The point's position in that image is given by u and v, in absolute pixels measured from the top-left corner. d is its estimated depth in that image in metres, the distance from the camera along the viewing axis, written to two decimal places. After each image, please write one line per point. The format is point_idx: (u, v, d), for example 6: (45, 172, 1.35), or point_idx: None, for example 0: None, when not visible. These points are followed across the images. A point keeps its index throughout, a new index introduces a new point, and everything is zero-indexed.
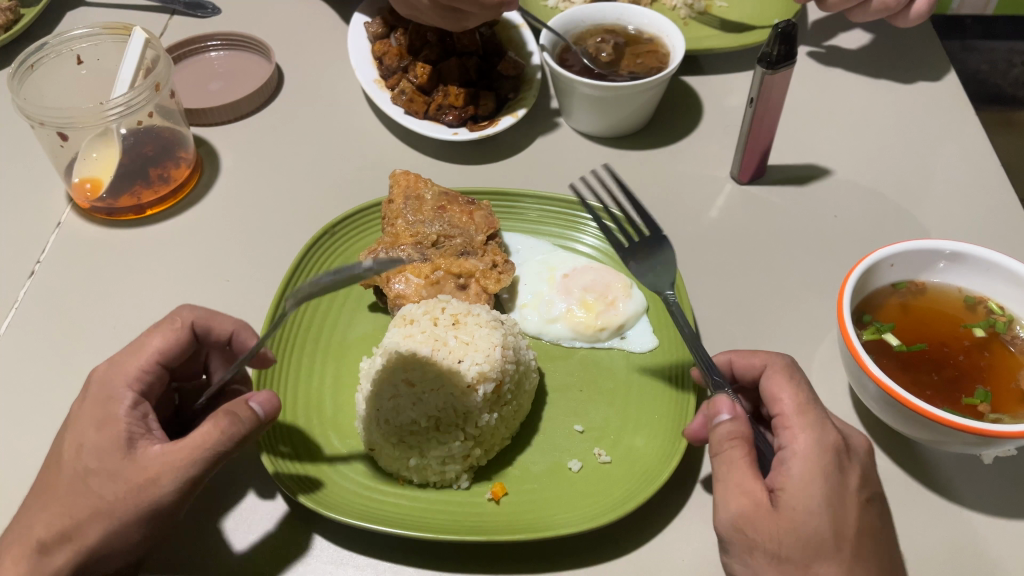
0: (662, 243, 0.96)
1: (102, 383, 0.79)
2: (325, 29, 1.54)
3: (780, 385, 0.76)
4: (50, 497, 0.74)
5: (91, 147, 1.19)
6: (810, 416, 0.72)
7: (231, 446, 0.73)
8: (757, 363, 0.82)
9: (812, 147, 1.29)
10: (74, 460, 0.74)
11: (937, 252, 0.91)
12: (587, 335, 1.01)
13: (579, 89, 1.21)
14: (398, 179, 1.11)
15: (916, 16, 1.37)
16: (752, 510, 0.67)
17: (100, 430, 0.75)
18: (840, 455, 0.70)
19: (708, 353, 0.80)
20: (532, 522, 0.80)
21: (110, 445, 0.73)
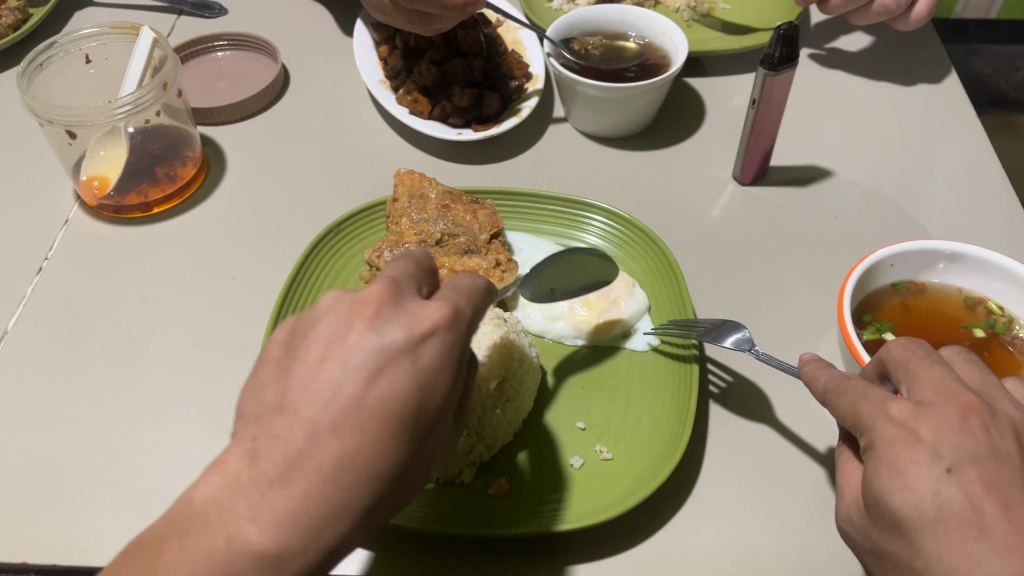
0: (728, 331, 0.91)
1: (378, 301, 0.59)
2: (331, 30, 1.55)
3: (841, 393, 0.65)
4: (302, 459, 0.52)
5: (99, 146, 1.20)
6: (865, 401, 0.62)
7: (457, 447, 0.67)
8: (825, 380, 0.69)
9: (814, 149, 1.30)
10: (365, 435, 0.54)
11: (937, 253, 0.92)
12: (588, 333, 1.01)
13: (582, 89, 1.22)
14: (403, 178, 1.12)
15: (917, 19, 1.37)
16: (852, 515, 0.64)
17: (403, 372, 0.56)
18: (899, 429, 0.58)
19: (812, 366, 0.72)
20: (532, 516, 0.80)
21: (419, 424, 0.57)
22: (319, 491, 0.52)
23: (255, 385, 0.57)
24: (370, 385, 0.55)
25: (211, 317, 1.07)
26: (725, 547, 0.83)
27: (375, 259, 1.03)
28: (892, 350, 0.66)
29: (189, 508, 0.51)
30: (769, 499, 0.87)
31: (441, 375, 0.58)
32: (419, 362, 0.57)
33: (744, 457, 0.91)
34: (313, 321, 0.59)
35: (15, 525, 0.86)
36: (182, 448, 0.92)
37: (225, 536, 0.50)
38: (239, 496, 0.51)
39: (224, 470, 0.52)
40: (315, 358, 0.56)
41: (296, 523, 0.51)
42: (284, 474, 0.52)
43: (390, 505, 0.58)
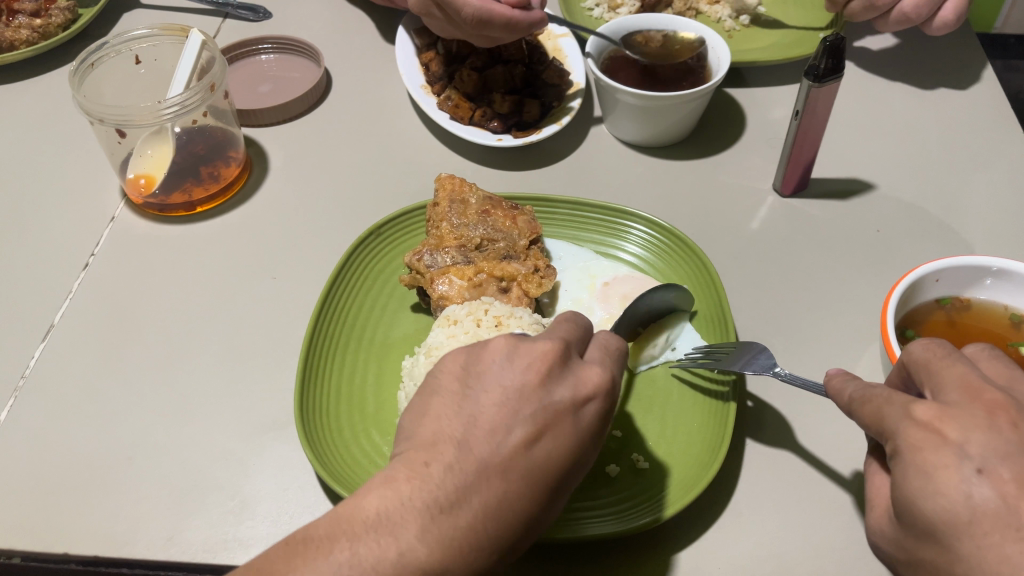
0: (755, 351, 0.89)
1: (551, 361, 0.68)
2: (373, 35, 1.57)
3: (874, 411, 0.62)
4: (473, 490, 0.61)
5: (146, 145, 1.22)
6: (889, 406, 0.61)
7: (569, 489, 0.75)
8: (845, 392, 0.67)
9: (856, 162, 1.29)
10: (518, 479, 0.62)
11: (984, 268, 0.90)
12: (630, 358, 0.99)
13: (622, 97, 1.22)
14: (443, 183, 1.12)
15: (939, 26, 1.37)
16: (884, 525, 0.63)
17: (560, 434, 0.65)
18: (924, 430, 0.57)
19: (834, 386, 0.70)
20: (568, 524, 0.81)
21: (561, 478, 0.66)
22: (480, 525, 0.60)
23: (433, 412, 0.65)
24: (537, 439, 0.64)
25: (252, 316, 1.08)
26: (760, 562, 0.82)
27: (415, 262, 1.03)
28: (912, 351, 0.65)
29: (367, 515, 0.58)
30: (806, 515, 0.86)
31: (589, 440, 0.68)
32: (576, 426, 0.67)
33: (781, 471, 0.90)
34: (490, 366, 0.68)
35: (58, 517, 0.87)
36: (222, 445, 0.94)
37: (401, 547, 0.57)
38: (408, 513, 0.59)
39: (401, 488, 0.60)
40: (492, 401, 0.65)
41: (462, 546, 0.59)
42: (455, 501, 0.60)
43: (527, 544, 0.66)
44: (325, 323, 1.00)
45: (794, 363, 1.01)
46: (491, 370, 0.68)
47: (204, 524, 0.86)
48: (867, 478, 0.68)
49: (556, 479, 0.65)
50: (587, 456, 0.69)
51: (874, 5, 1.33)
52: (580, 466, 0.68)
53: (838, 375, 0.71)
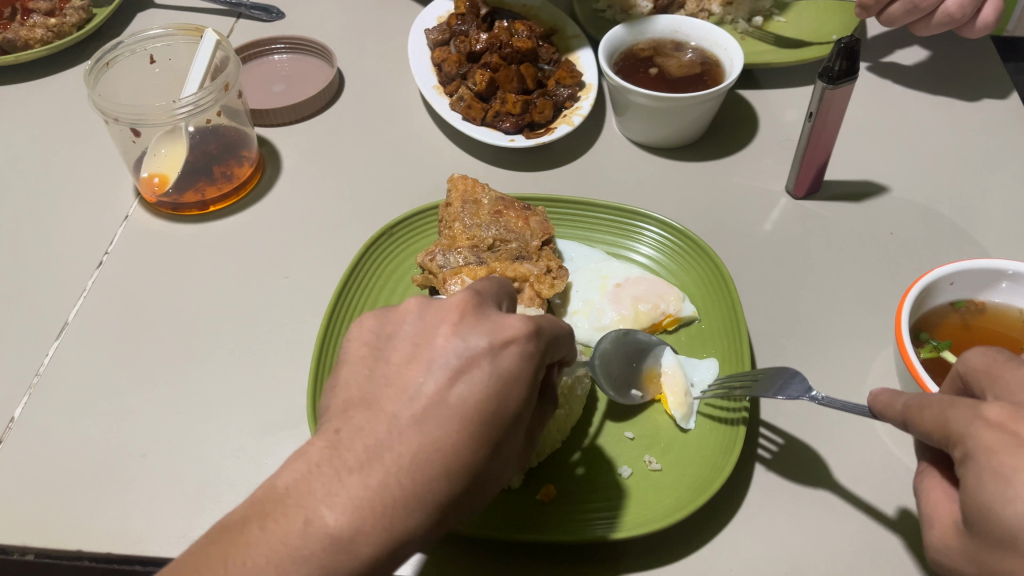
0: (787, 378, 0.81)
1: (462, 316, 0.68)
2: (385, 35, 1.57)
3: (937, 418, 0.58)
4: (385, 446, 0.60)
5: (160, 144, 1.22)
6: (953, 410, 0.57)
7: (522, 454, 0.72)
8: (899, 404, 0.64)
9: (869, 164, 1.29)
10: (434, 429, 0.61)
11: (999, 271, 0.90)
12: (679, 414, 0.90)
13: (634, 99, 1.22)
14: (456, 183, 1.13)
15: (981, 27, 1.33)
16: (948, 543, 0.58)
17: (479, 379, 0.64)
18: (997, 431, 0.53)
19: (884, 400, 0.66)
20: (583, 525, 0.81)
21: (489, 425, 0.63)
22: (399, 476, 0.58)
23: (345, 384, 0.66)
24: (450, 385, 0.63)
25: (265, 315, 1.09)
26: (772, 564, 0.82)
27: (428, 263, 1.03)
28: (968, 359, 0.64)
29: (279, 489, 0.58)
30: (820, 518, 0.85)
31: (516, 384, 0.65)
32: (497, 368, 0.64)
33: (794, 473, 0.90)
34: (399, 336, 0.69)
35: (72, 514, 0.88)
36: (234, 443, 0.94)
37: (310, 511, 0.56)
38: (319, 479, 0.58)
39: (313, 456, 0.59)
40: (403, 363, 0.65)
41: (379, 502, 0.57)
42: (367, 459, 0.59)
43: (469, 499, 0.63)
44: (337, 322, 1.00)
45: (807, 366, 1.01)
46: (402, 336, 0.68)
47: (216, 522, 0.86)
48: (924, 502, 0.63)
49: (485, 424, 0.63)
50: (520, 404, 0.66)
51: (917, 6, 1.28)
52: (517, 413, 0.66)
53: (882, 395, 0.67)
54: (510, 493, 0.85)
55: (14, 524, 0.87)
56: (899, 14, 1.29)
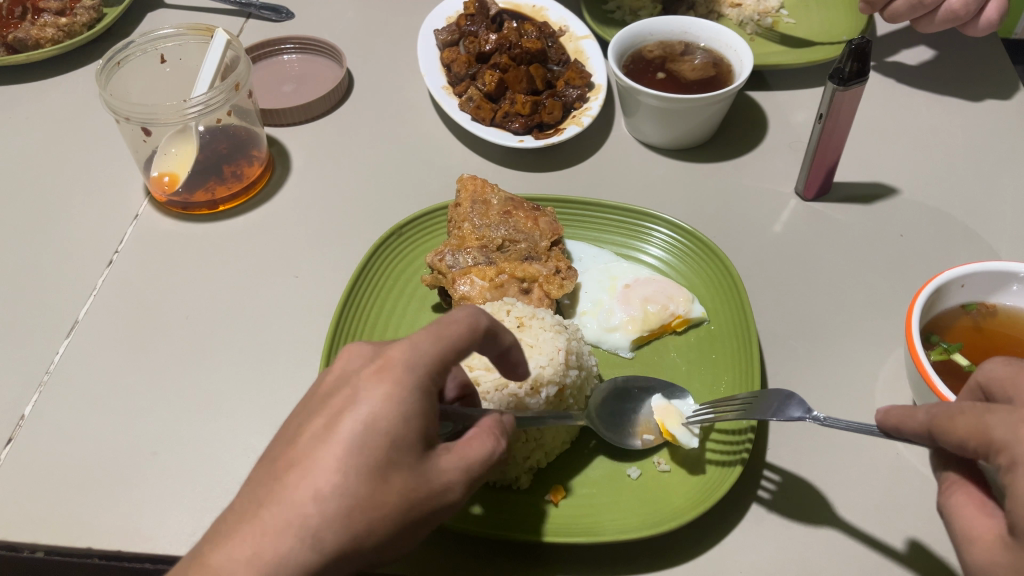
0: (786, 405, 0.77)
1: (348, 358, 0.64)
2: (395, 35, 1.57)
3: (969, 425, 0.57)
4: (264, 490, 0.57)
5: (171, 143, 1.22)
6: (989, 416, 0.56)
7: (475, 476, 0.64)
8: (920, 416, 0.62)
9: (879, 166, 1.28)
10: (310, 459, 0.57)
11: (1011, 274, 0.89)
12: (681, 433, 0.86)
13: (644, 100, 1.22)
14: (465, 183, 1.13)
15: (985, 25, 1.32)
16: (993, 557, 0.56)
17: (356, 405, 0.59)
18: None
19: (900, 415, 0.64)
20: (595, 526, 0.81)
21: (369, 443, 0.57)
22: (268, 513, 0.55)
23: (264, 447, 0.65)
24: (329, 418, 0.59)
25: (274, 314, 1.09)
26: (783, 565, 0.82)
27: (437, 262, 1.03)
28: (988, 370, 0.64)
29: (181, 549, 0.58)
30: (830, 519, 0.85)
31: (396, 399, 0.59)
32: (371, 391, 0.59)
33: (805, 474, 0.89)
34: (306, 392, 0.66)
35: (83, 512, 0.88)
36: (244, 441, 0.94)
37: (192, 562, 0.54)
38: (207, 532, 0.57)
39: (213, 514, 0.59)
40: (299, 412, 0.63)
41: (251, 543, 0.54)
42: (247, 506, 0.56)
43: (373, 529, 0.57)
44: (347, 320, 1.00)
45: (817, 367, 1.01)
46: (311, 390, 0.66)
47: None
48: (955, 518, 0.61)
49: (362, 443, 0.57)
50: (410, 417, 0.59)
51: (922, 4, 1.28)
52: (408, 430, 0.59)
53: (895, 414, 0.65)
54: (521, 493, 0.86)
55: (26, 521, 0.87)
56: (903, 10, 1.30)
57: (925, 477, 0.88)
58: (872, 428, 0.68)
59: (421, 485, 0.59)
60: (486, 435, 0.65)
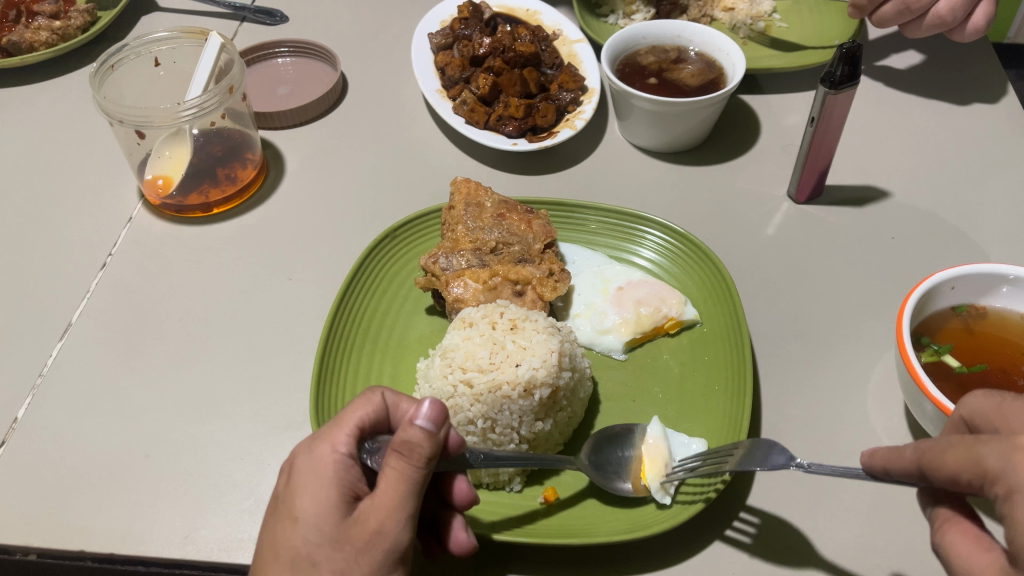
0: (768, 452, 0.72)
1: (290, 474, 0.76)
2: (389, 39, 1.58)
3: (959, 459, 0.55)
4: None
5: (165, 146, 1.23)
6: (981, 446, 0.54)
7: (405, 500, 0.66)
8: (905, 455, 0.60)
9: (871, 169, 1.29)
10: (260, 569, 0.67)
11: (1000, 276, 0.90)
12: (656, 484, 0.83)
13: (636, 103, 1.22)
14: (459, 187, 1.13)
15: (973, 31, 1.33)
16: None
17: (281, 515, 0.69)
18: None
19: (885, 454, 0.62)
20: (574, 529, 0.81)
21: (293, 539, 0.66)
22: None
23: None
24: (269, 529, 0.69)
25: (268, 316, 1.09)
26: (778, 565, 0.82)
27: (431, 265, 1.04)
28: (971, 403, 0.63)
29: None
30: (823, 522, 0.85)
31: (302, 495, 0.68)
32: (286, 498, 0.69)
33: (798, 475, 0.90)
34: None
35: (75, 515, 0.88)
36: (238, 444, 0.94)
37: None
38: None
39: None
40: None
41: None
42: None
43: None
44: (342, 323, 1.01)
45: (809, 369, 1.01)
46: None
47: (219, 524, 0.87)
48: (955, 557, 0.59)
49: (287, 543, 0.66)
50: (324, 502, 0.67)
51: (910, 8, 1.28)
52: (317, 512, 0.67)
53: (876, 457, 0.63)
54: (514, 495, 0.87)
55: (17, 523, 0.87)
56: (890, 15, 1.30)
57: None
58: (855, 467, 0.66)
59: (346, 552, 0.65)
60: (392, 463, 0.65)
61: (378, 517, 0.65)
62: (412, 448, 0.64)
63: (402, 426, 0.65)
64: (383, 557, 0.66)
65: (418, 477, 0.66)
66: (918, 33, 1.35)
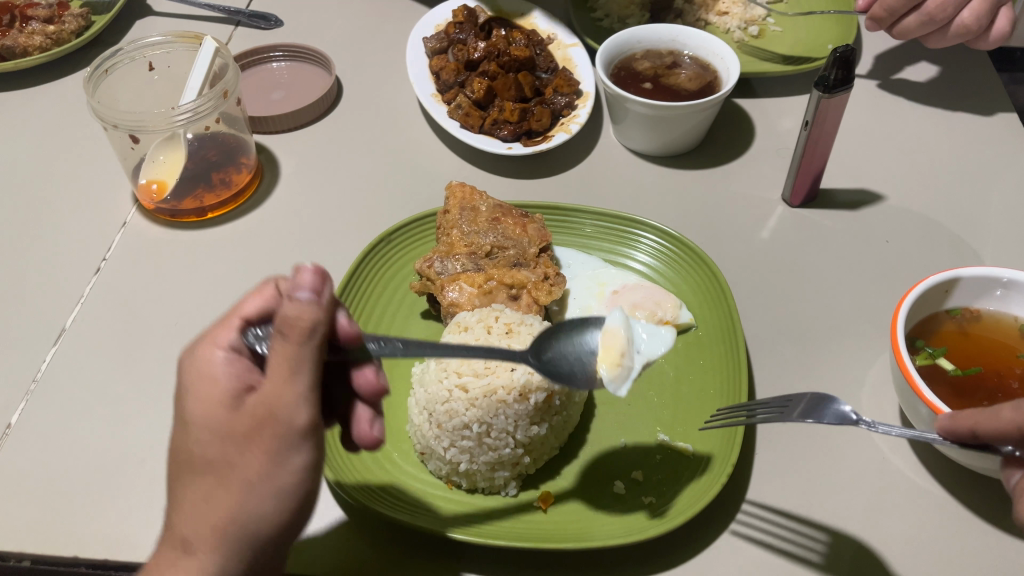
0: (827, 403, 0.73)
1: None
2: (383, 43, 1.58)
3: None
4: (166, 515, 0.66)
5: (159, 152, 1.22)
6: None
7: (294, 375, 0.62)
8: (1003, 418, 0.65)
9: (865, 173, 1.29)
10: (171, 474, 0.65)
11: (994, 279, 0.91)
12: (610, 374, 0.79)
13: (631, 107, 1.22)
14: (454, 191, 1.13)
15: (996, 37, 1.33)
16: None
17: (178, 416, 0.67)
18: None
19: (982, 416, 0.67)
20: (571, 533, 0.81)
21: (190, 436, 0.64)
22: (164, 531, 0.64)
23: None
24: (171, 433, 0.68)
25: None
26: (774, 567, 0.82)
27: (425, 269, 1.04)
28: None
29: None
30: (817, 525, 0.85)
31: (193, 390, 0.66)
32: (179, 399, 0.67)
33: (792, 479, 0.90)
34: None
35: (70, 521, 0.87)
36: None
37: None
38: None
39: None
40: None
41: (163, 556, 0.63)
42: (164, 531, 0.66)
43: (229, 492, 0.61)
44: None
45: (804, 373, 1.01)
46: None
47: None
48: None
49: (185, 442, 0.64)
50: (216, 392, 0.65)
51: (932, 18, 1.29)
52: (208, 407, 0.64)
53: (969, 417, 0.68)
54: (510, 500, 0.87)
55: (11, 529, 0.87)
56: (913, 27, 1.31)
57: (912, 481, 0.89)
58: (940, 427, 0.71)
59: (240, 441, 0.62)
60: (277, 344, 0.62)
61: (267, 398, 0.62)
62: (294, 322, 0.62)
63: (286, 304, 0.63)
64: (280, 440, 0.62)
65: (306, 354, 0.63)
66: (941, 45, 1.36)
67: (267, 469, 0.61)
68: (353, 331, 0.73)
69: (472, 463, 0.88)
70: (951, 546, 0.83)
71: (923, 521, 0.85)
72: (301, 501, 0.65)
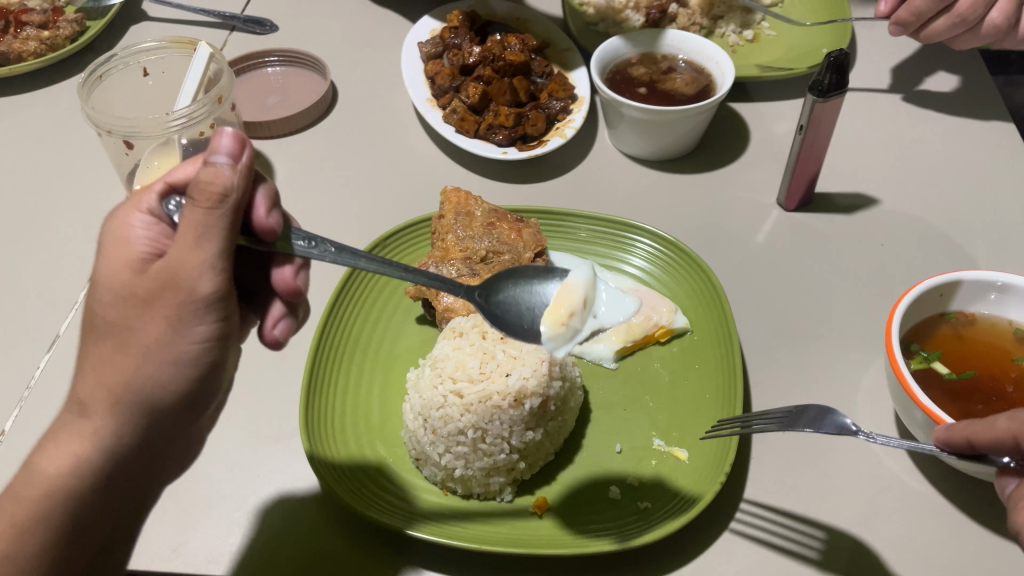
0: (826, 415, 0.74)
1: None
2: (379, 48, 1.57)
3: None
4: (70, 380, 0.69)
5: (153, 156, 1.17)
6: None
7: (207, 239, 0.64)
8: (997, 430, 0.65)
9: (860, 177, 1.29)
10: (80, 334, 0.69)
11: (989, 283, 0.90)
12: (551, 332, 0.80)
13: (626, 112, 1.23)
14: (449, 197, 1.13)
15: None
16: None
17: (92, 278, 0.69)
18: None
19: (979, 427, 0.67)
20: (566, 539, 0.81)
21: (102, 298, 0.67)
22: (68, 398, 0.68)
23: None
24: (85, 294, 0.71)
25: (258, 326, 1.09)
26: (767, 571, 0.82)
27: None
28: None
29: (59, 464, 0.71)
30: (813, 530, 0.85)
31: (108, 257, 0.69)
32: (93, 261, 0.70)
33: (788, 484, 0.90)
34: None
35: None
36: (227, 455, 0.94)
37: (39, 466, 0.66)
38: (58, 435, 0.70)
39: None
40: None
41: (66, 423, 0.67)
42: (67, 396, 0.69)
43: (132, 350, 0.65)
44: (332, 332, 1.00)
45: (799, 377, 1.01)
46: None
47: (209, 536, 0.86)
48: None
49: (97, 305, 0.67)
50: (130, 256, 0.67)
51: (964, 19, 1.29)
52: (123, 268, 0.67)
53: (967, 429, 0.68)
54: (505, 506, 0.87)
55: None
56: (942, 29, 1.31)
57: (907, 485, 0.89)
58: (939, 439, 0.71)
59: (145, 303, 0.66)
60: (191, 209, 0.64)
61: (171, 262, 0.65)
62: (209, 188, 0.64)
63: (203, 170, 0.66)
64: (183, 305, 0.65)
65: (213, 221, 0.65)
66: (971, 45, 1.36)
67: (164, 334, 0.65)
68: (272, 227, 0.70)
69: (468, 469, 0.87)
70: (947, 550, 0.83)
71: (918, 525, 0.85)
72: (200, 372, 0.68)
